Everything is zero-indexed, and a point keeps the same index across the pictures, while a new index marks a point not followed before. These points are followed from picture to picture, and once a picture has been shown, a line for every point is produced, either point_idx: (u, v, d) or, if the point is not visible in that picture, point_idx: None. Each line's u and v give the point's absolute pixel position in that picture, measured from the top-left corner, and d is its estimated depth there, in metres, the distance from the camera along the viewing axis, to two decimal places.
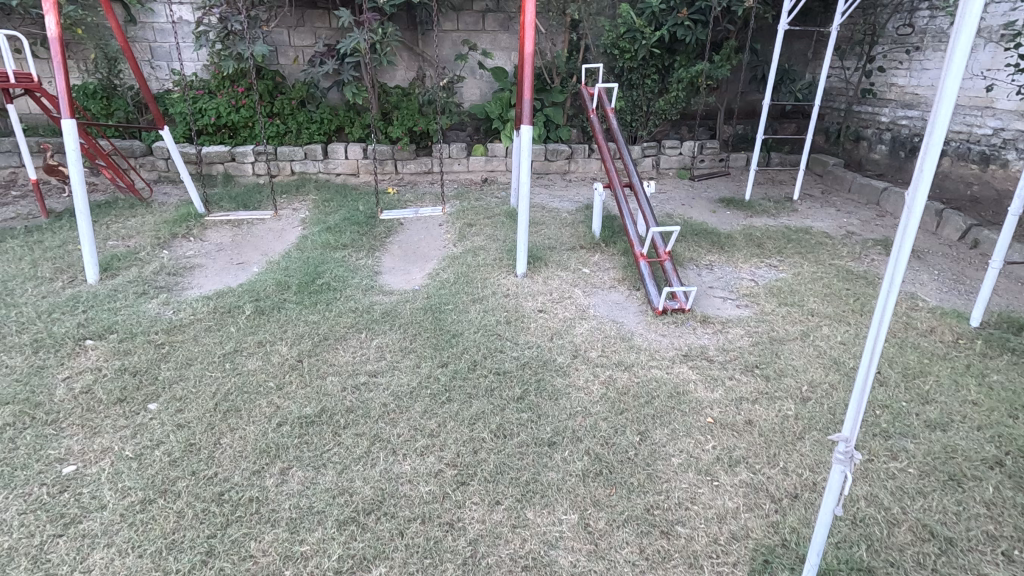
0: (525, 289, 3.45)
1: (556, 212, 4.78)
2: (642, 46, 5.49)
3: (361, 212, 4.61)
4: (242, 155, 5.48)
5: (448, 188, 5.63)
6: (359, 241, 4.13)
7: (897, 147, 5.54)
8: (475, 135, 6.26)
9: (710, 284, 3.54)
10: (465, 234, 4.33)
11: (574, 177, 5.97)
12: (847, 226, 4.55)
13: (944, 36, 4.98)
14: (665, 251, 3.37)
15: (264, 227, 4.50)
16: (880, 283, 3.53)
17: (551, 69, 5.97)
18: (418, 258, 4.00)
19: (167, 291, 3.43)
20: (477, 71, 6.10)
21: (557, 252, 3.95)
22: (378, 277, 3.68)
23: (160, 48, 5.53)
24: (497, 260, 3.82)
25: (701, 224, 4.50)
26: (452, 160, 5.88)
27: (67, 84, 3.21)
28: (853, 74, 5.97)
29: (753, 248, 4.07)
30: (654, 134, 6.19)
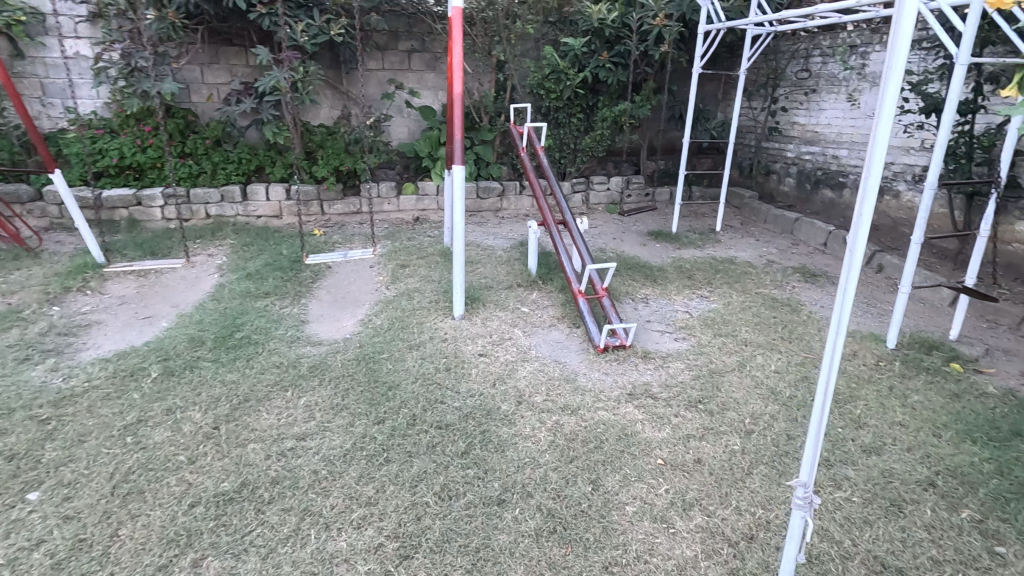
0: (463, 332, 3.33)
1: (491, 250, 4.72)
2: (566, 86, 5.66)
3: (284, 257, 4.35)
4: (150, 199, 5.07)
5: (378, 228, 5.45)
6: (283, 288, 3.88)
7: (803, 180, 5.96)
8: (405, 174, 6.15)
9: (647, 319, 3.57)
10: (398, 276, 4.17)
11: (507, 214, 5.98)
12: (767, 255, 4.79)
13: (836, 80, 5.47)
14: (602, 288, 3.37)
15: (175, 275, 4.14)
16: (803, 310, 3.70)
17: (479, 108, 6.01)
18: (348, 303, 3.80)
19: (58, 355, 3.03)
20: (404, 110, 6.03)
21: (494, 291, 3.87)
22: (305, 327, 3.43)
23: (52, 85, 5.07)
24: (433, 302, 3.69)
25: (633, 258, 4.58)
26: (381, 199, 5.73)
27: None
28: (760, 114, 6.42)
29: (685, 280, 4.17)
30: (583, 170, 6.33)
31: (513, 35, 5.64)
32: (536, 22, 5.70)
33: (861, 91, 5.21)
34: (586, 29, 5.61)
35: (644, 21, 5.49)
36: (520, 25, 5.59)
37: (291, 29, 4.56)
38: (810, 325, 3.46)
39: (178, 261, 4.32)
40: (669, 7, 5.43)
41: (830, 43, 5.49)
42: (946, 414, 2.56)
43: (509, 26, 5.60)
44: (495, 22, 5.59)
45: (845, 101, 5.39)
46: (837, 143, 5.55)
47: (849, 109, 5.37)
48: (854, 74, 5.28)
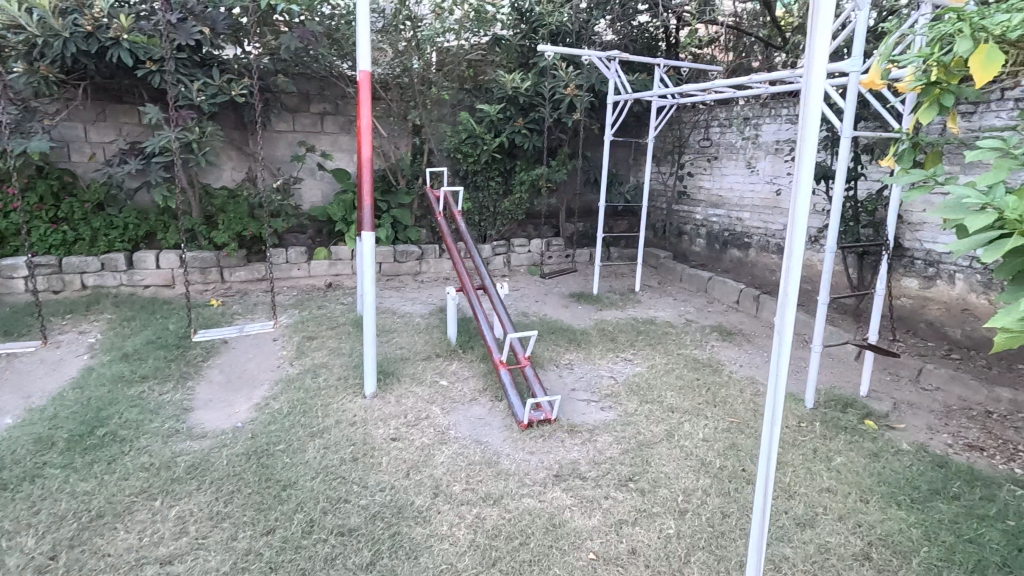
0: (375, 412, 3.02)
1: (409, 317, 4.47)
2: (483, 150, 5.69)
3: (171, 333, 3.86)
4: (11, 268, 4.46)
5: (285, 296, 5.06)
6: (165, 370, 3.40)
7: (713, 240, 6.24)
8: (317, 238, 5.84)
9: (572, 387, 3.42)
10: (305, 349, 3.81)
11: (427, 277, 5.77)
12: (686, 315, 4.87)
13: (734, 149, 5.86)
14: (524, 357, 3.19)
15: (29, 359, 3.54)
16: (724, 370, 3.71)
17: (396, 171, 5.90)
18: (243, 385, 3.39)
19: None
20: (316, 172, 5.79)
21: (410, 363, 3.60)
22: (187, 416, 2.98)
23: None
24: (342, 379, 3.34)
25: (556, 322, 4.48)
26: (290, 265, 5.36)
27: None
28: (669, 179, 6.75)
29: (608, 343, 4.10)
30: (503, 233, 6.30)
31: (428, 100, 5.64)
32: (452, 89, 5.76)
33: (757, 159, 5.61)
34: (502, 96, 5.71)
35: (556, 90, 5.67)
36: (436, 91, 5.61)
37: (186, 87, 4.29)
38: (732, 387, 3.45)
39: (33, 342, 3.71)
40: (579, 79, 5.65)
41: (726, 115, 5.92)
42: (869, 476, 2.54)
43: (425, 92, 5.61)
44: (411, 88, 5.60)
45: (744, 168, 5.77)
46: (739, 206, 5.89)
47: (748, 174, 5.74)
48: (749, 143, 5.69)
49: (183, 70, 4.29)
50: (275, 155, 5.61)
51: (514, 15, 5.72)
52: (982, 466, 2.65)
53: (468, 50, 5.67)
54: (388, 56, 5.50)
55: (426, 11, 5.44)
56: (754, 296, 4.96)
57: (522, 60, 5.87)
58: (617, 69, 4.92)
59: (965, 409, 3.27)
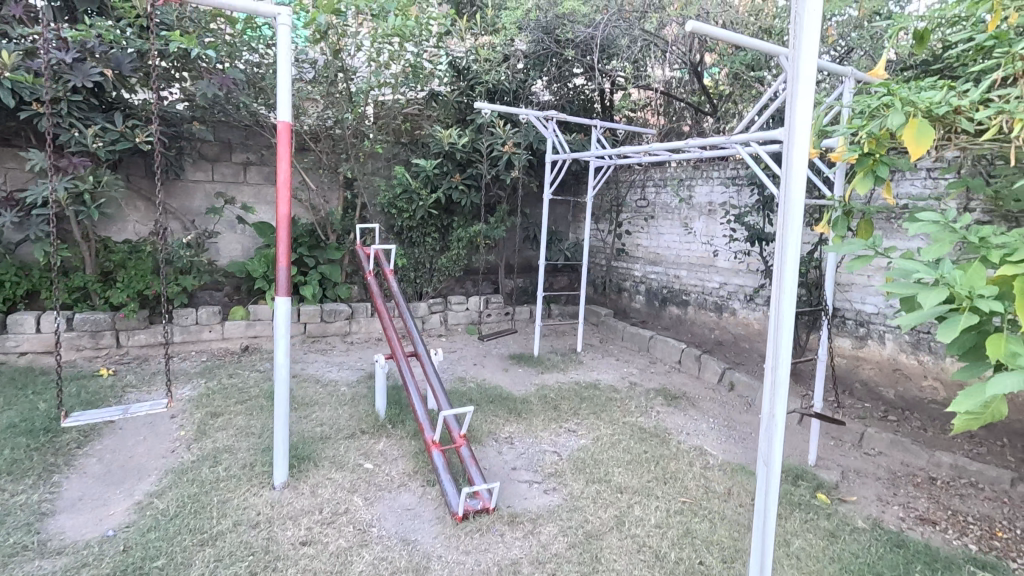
0: (283, 508, 2.57)
1: (333, 386, 4.05)
2: (419, 206, 5.49)
3: (40, 414, 3.26)
4: None
5: (192, 363, 4.51)
6: (23, 463, 2.81)
7: (652, 298, 6.24)
8: (234, 296, 5.35)
9: (512, 465, 3.11)
10: (207, 429, 3.32)
11: (357, 339, 5.36)
12: (628, 377, 4.72)
13: (670, 209, 5.96)
14: (460, 435, 2.86)
15: None
16: (671, 440, 3.52)
17: (325, 225, 5.56)
18: (124, 477, 2.86)
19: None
20: (237, 225, 5.37)
21: (329, 443, 3.18)
22: (42, 522, 2.44)
23: None
24: (247, 467, 2.87)
25: (495, 389, 4.18)
26: (200, 326, 4.83)
27: None
28: (608, 236, 6.77)
29: (550, 412, 3.84)
30: (440, 290, 6.03)
31: (361, 153, 5.45)
32: (386, 143, 5.56)
33: (691, 219, 5.71)
34: (439, 152, 5.57)
35: (494, 147, 5.60)
36: (369, 144, 5.42)
37: (80, 132, 3.83)
38: (681, 460, 3.25)
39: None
40: (516, 136, 5.61)
41: (661, 176, 6.05)
42: (831, 563, 2.36)
43: (358, 145, 5.40)
44: (343, 140, 5.38)
45: (679, 228, 5.86)
46: (676, 265, 5.94)
47: (684, 234, 5.82)
48: (683, 204, 5.80)
49: (77, 114, 3.82)
50: (189, 207, 5.16)
51: (451, 72, 5.65)
52: (937, 543, 2.54)
53: (404, 104, 5.53)
54: (319, 107, 5.27)
55: (359, 63, 5.28)
56: (695, 356, 4.91)
57: (459, 116, 5.80)
58: (554, 129, 4.89)
59: (910, 475, 3.21)
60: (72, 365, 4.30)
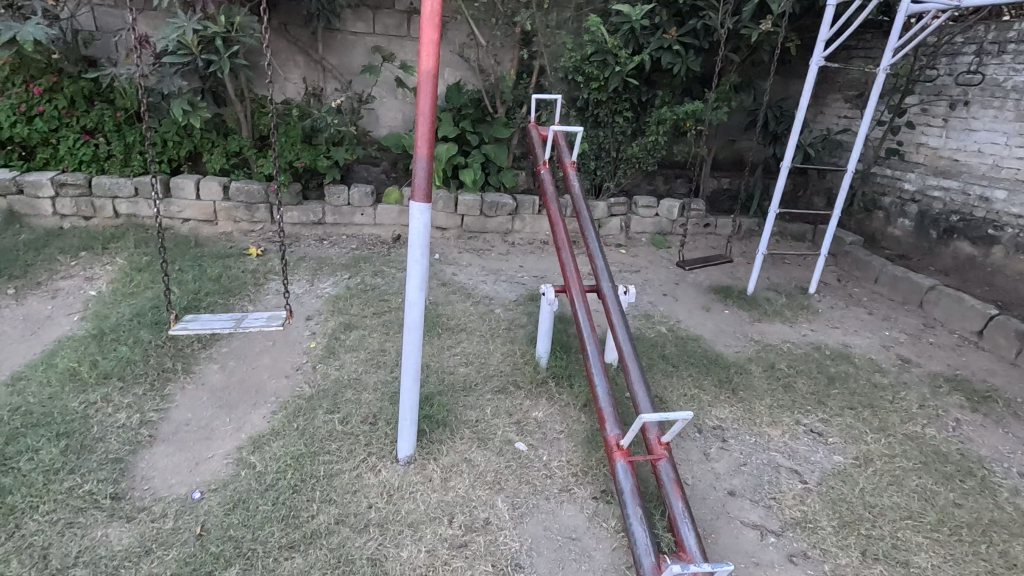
0: (404, 503, 1.82)
1: (489, 304, 3.23)
2: (615, 73, 4.12)
3: (172, 299, 2.90)
4: (35, 186, 3.84)
5: (340, 251, 3.97)
6: (135, 367, 2.37)
7: (927, 224, 4.35)
8: (391, 173, 4.67)
9: (732, 487, 2.06)
10: (336, 348, 2.70)
11: (520, 239, 4.43)
12: (892, 347, 3.24)
13: (1003, 90, 3.82)
14: (659, 445, 1.83)
15: (7, 314, 2.88)
16: (1001, 488, 2.15)
17: (494, 94, 4.51)
18: (236, 399, 2.35)
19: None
20: (397, 90, 4.54)
21: (473, 397, 2.37)
22: (133, 456, 1.96)
23: None
24: (369, 423, 2.16)
25: (697, 340, 3.03)
26: (352, 208, 4.21)
27: None
28: (872, 129, 4.77)
29: (779, 395, 2.62)
30: (624, 186, 4.78)
31: None
32: None
33: None
34: None
35: None
36: None
37: None
38: None
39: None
40: None
41: (996, 37, 3.86)
42: None
43: None
44: None
45: (1012, 122, 3.78)
46: (990, 180, 3.93)
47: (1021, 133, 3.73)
48: None
49: None
50: (348, 65, 4.41)
51: None
52: None
53: None
54: None
55: None
56: (1015, 331, 3.18)
57: None
58: None
59: None
60: (226, 238, 4.00)
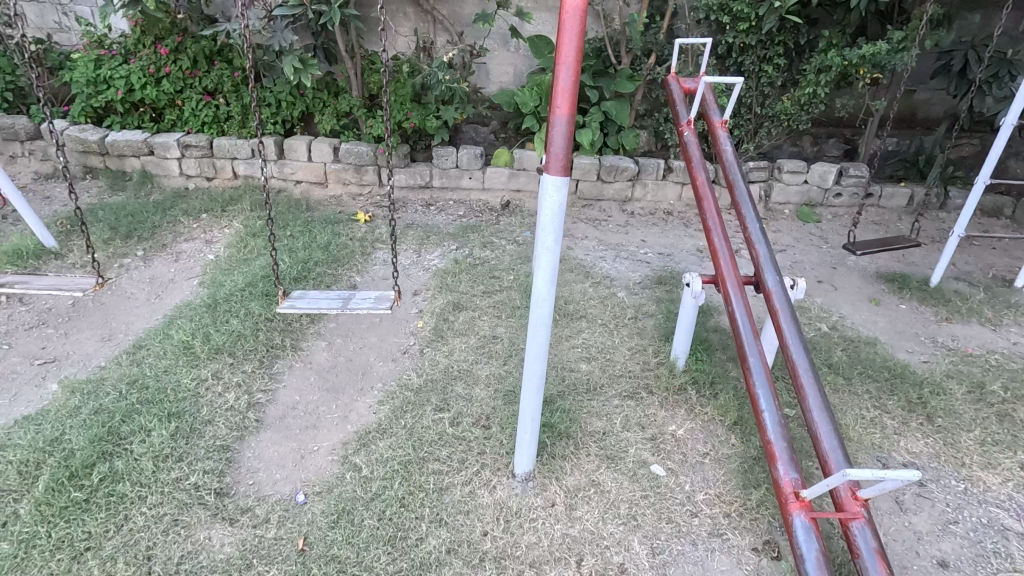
0: (524, 535, 1.56)
1: (611, 286, 2.84)
2: (771, 9, 3.42)
3: (281, 269, 2.80)
4: (163, 147, 3.93)
5: (447, 218, 3.73)
6: (245, 342, 2.27)
7: None
8: (501, 134, 4.33)
9: (944, 555, 1.59)
10: (445, 331, 2.47)
11: (642, 209, 3.95)
12: None
13: None
14: (851, 498, 1.38)
15: (135, 277, 2.93)
16: None
17: (619, 42, 3.97)
18: (342, 383, 2.19)
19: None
20: (510, 40, 4.13)
21: (599, 402, 2.04)
22: (240, 444, 1.85)
23: None
24: (481, 426, 1.91)
25: (870, 343, 2.46)
26: (460, 171, 3.93)
27: None
28: None
29: (990, 427, 2.04)
30: (766, 147, 4.10)
31: None
32: None
33: None
34: None
35: None
36: None
37: None
38: None
39: (81, 288, 2.41)
40: None
41: None
42: None
43: None
44: None
45: None
46: None
47: None
48: None
49: None
50: (460, 15, 4.06)
51: None
52: None
53: None
54: None
55: None
56: None
57: None
58: None
59: None
60: (336, 202, 3.90)
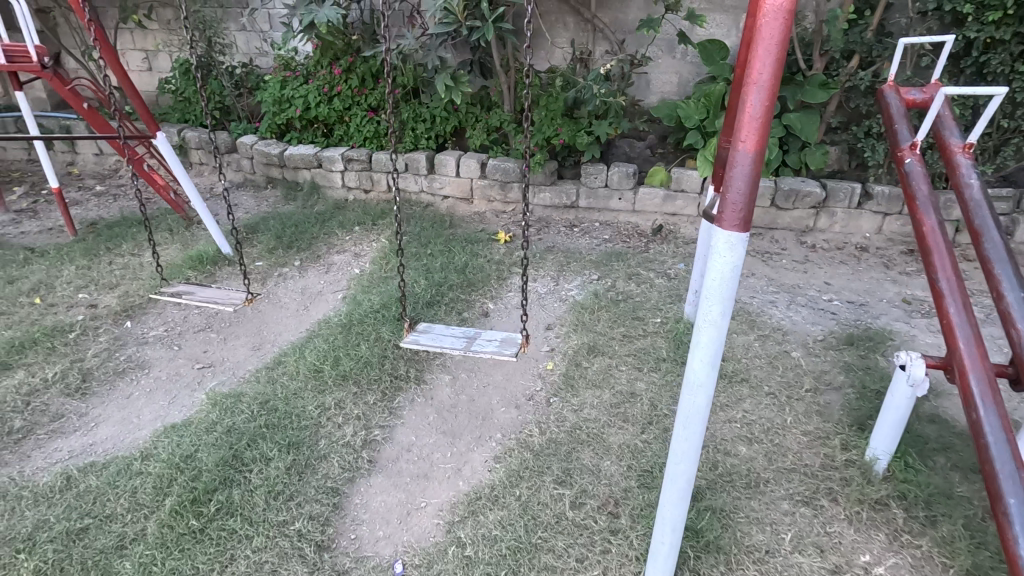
0: None
1: (784, 343, 2.32)
2: None
3: (415, 291, 2.74)
4: (329, 161, 4.18)
5: (591, 243, 3.43)
6: (371, 371, 2.21)
7: None
8: (658, 149, 3.92)
9: None
10: (577, 379, 2.19)
11: (827, 242, 3.27)
12: None
13: None
14: None
15: (290, 287, 3.09)
16: None
17: (812, 43, 3.35)
18: (461, 428, 2.02)
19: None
20: (677, 46, 3.72)
21: (762, 506, 1.61)
22: (350, 488, 1.76)
23: (275, 16, 4.54)
24: (607, 514, 1.63)
25: None
26: (609, 191, 3.61)
27: (141, 101, 2.95)
28: None
29: None
30: (1011, 171, 3.17)
31: None
32: None
33: None
34: None
35: None
36: None
37: None
38: None
39: (234, 302, 2.50)
40: None
41: None
42: None
43: None
44: None
45: None
46: None
47: None
48: None
49: None
50: (623, 21, 3.75)
51: None
52: None
53: None
54: None
55: None
56: None
57: None
58: None
59: None
60: (479, 219, 3.82)
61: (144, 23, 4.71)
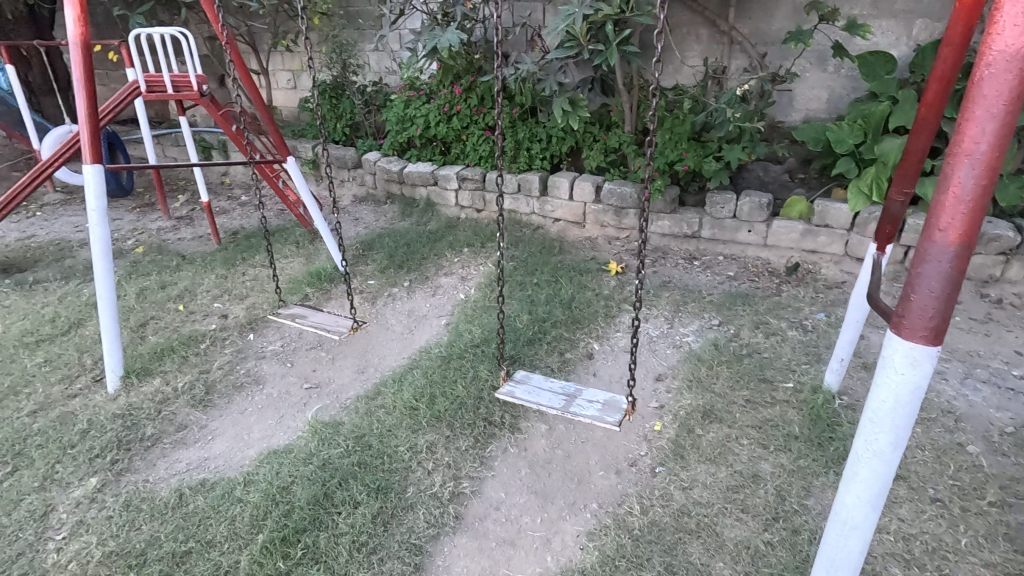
0: None
1: (957, 431, 1.88)
2: None
3: (517, 326, 2.63)
4: (445, 179, 4.22)
5: (713, 280, 3.11)
6: (464, 414, 2.13)
7: None
8: (799, 175, 3.47)
9: None
10: (687, 448, 1.94)
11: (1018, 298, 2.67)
12: None
13: None
14: None
15: (397, 309, 3.12)
16: None
17: None
18: (553, 490, 1.86)
19: (127, 457, 2.09)
20: (830, 60, 3.26)
21: None
22: (433, 546, 1.68)
23: (405, 36, 4.69)
24: None
25: None
26: (737, 223, 3.25)
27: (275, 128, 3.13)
28: None
29: None
30: None
31: None
32: None
33: None
34: None
35: None
36: None
37: None
38: None
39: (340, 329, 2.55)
40: None
41: None
42: None
43: None
44: None
45: None
46: None
47: None
48: None
49: None
50: (765, 33, 3.37)
51: None
52: None
53: None
54: None
55: None
56: None
57: None
58: None
59: None
60: (590, 245, 3.64)
61: (291, 47, 5.10)
